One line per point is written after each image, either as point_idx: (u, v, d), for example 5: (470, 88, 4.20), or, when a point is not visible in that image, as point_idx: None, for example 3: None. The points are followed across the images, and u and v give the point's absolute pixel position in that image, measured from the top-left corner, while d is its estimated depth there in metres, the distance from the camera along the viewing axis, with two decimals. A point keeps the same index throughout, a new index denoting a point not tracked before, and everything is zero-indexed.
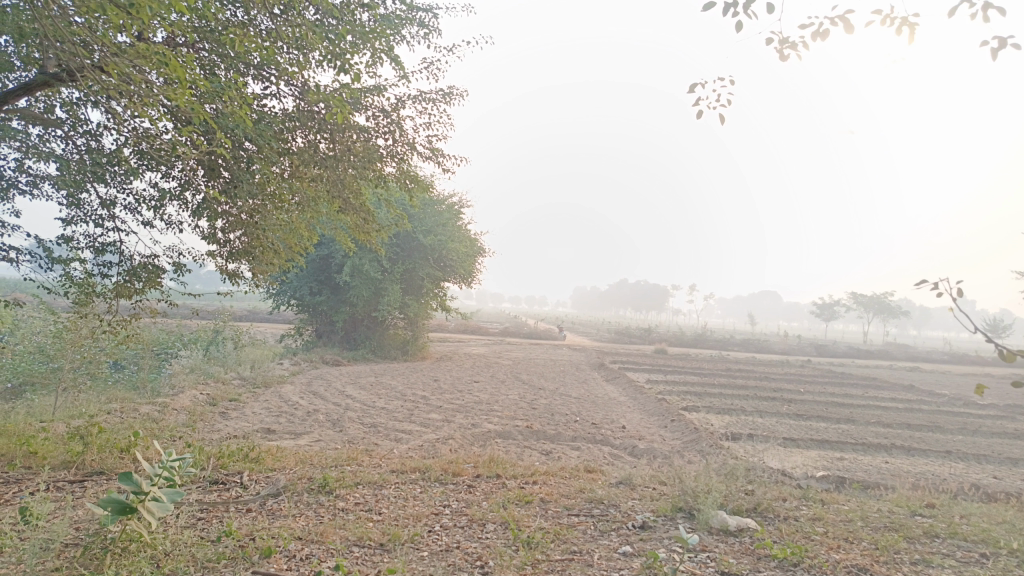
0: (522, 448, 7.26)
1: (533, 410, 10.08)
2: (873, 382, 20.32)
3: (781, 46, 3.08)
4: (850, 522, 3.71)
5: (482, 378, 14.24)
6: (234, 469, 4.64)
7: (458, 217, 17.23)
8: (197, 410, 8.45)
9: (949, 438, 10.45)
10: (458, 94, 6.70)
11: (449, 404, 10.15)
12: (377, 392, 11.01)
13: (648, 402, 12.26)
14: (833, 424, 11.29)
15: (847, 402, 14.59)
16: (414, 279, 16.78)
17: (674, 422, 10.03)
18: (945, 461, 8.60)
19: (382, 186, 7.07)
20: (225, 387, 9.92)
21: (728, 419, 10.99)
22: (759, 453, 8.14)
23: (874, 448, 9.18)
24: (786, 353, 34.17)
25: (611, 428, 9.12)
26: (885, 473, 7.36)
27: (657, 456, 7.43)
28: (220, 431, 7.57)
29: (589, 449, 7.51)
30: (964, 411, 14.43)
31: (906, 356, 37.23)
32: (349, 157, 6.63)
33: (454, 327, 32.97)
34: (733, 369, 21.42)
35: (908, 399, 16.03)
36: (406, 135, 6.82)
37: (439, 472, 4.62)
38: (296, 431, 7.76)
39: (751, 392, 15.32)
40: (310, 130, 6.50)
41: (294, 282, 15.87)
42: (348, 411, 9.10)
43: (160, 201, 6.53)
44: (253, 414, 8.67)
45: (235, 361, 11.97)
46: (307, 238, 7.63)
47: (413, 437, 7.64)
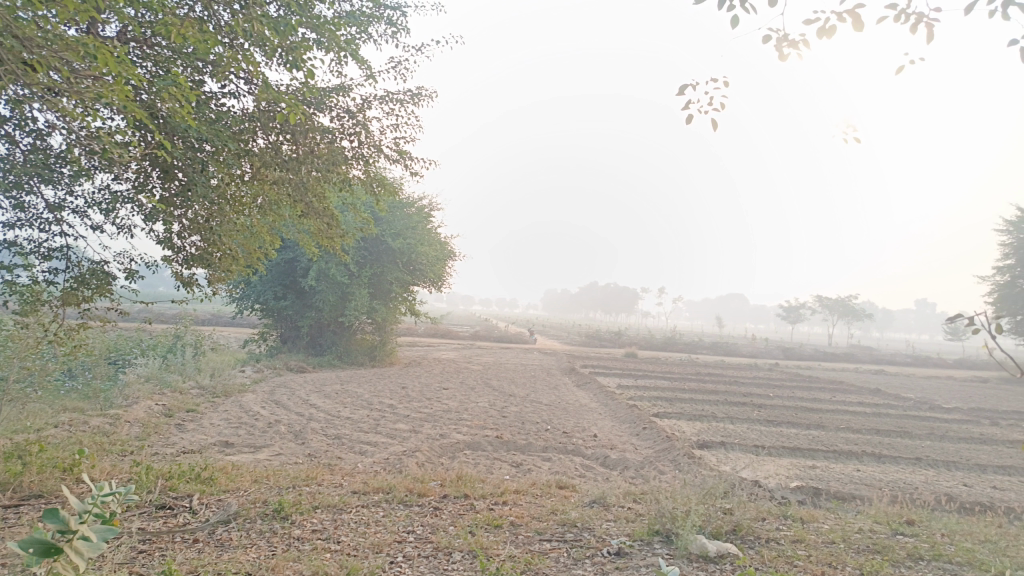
0: (492, 460, 7.05)
1: (502, 419, 9.87)
2: (839, 385, 20.51)
3: (779, 43, 2.89)
4: (833, 545, 3.56)
5: (451, 384, 13.99)
6: (183, 492, 4.35)
7: (427, 220, 16.94)
8: (151, 422, 8.08)
9: (918, 444, 10.48)
10: (427, 95, 6.49)
11: (417, 413, 9.89)
12: (343, 400, 10.70)
13: (619, 408, 12.14)
14: (804, 430, 11.26)
15: (816, 407, 14.63)
16: (382, 283, 16.47)
17: (646, 430, 9.89)
18: (916, 468, 8.59)
19: (346, 190, 6.81)
20: (184, 397, 9.55)
21: (699, 426, 10.91)
22: (732, 463, 8.03)
23: (846, 455, 9.13)
24: (754, 356, 34.49)
25: (582, 437, 8.95)
26: (859, 482, 7.29)
27: (630, 468, 7.27)
28: (175, 446, 7.23)
29: (560, 461, 7.32)
30: (930, 415, 14.55)
31: (870, 358, 37.79)
32: (312, 159, 6.36)
33: (424, 330, 32.68)
34: (703, 374, 21.44)
35: (875, 404, 16.15)
36: (372, 137, 6.58)
37: (403, 492, 4.38)
38: (255, 445, 7.45)
39: (722, 397, 15.28)
40: (271, 131, 6.22)
41: (259, 286, 15.46)
42: (311, 422, 8.80)
43: (112, 205, 6.20)
44: (211, 426, 8.33)
45: (195, 370, 11.56)
46: (268, 243, 7.33)
47: (379, 450, 7.38)
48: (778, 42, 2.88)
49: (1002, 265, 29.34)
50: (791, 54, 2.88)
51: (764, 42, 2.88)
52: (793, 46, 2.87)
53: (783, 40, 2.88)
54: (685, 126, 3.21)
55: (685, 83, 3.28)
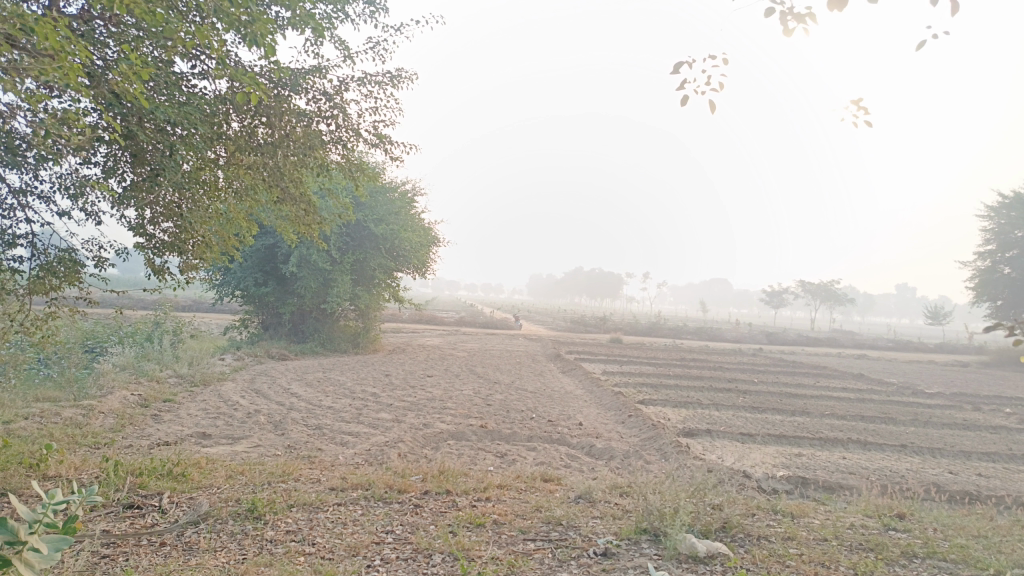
0: (476, 451, 6.92)
1: (487, 407, 9.75)
2: (823, 370, 20.61)
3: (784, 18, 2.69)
4: (824, 543, 3.47)
5: (435, 371, 13.84)
6: (153, 489, 4.17)
7: (411, 205, 16.69)
8: (126, 413, 7.87)
9: (902, 430, 10.48)
10: (407, 77, 6.30)
11: (400, 402, 9.74)
12: (325, 389, 10.52)
13: (605, 395, 12.07)
14: (789, 416, 11.23)
15: (800, 392, 14.65)
16: (365, 269, 16.24)
17: (632, 417, 9.80)
18: (901, 456, 8.58)
19: (324, 175, 6.60)
20: (160, 387, 9.32)
21: (685, 413, 10.86)
22: (718, 451, 7.96)
23: (831, 443, 9.11)
24: (737, 341, 34.64)
25: (568, 426, 8.85)
26: (845, 471, 7.25)
27: (616, 458, 7.18)
28: (150, 438, 7.03)
29: (545, 451, 7.21)
30: (913, 400, 14.61)
31: (852, 342, 38.11)
32: (287, 143, 6.13)
33: (408, 316, 32.50)
34: (688, 359, 21.43)
35: (859, 389, 16.21)
36: (349, 120, 6.38)
37: (382, 489, 4.24)
38: (233, 436, 7.27)
39: (707, 383, 15.25)
40: (246, 114, 5.99)
41: (239, 273, 15.16)
42: (291, 412, 8.62)
43: (80, 190, 5.95)
44: (188, 417, 8.13)
45: (173, 358, 11.32)
46: (245, 229, 7.10)
47: (360, 441, 7.23)
48: (782, 15, 2.68)
49: (984, 250, 29.53)
50: (796, 30, 2.67)
51: (767, 15, 2.66)
52: (799, 20, 2.65)
53: (787, 14, 2.67)
54: (678, 108, 3.02)
55: (679, 60, 3.07)
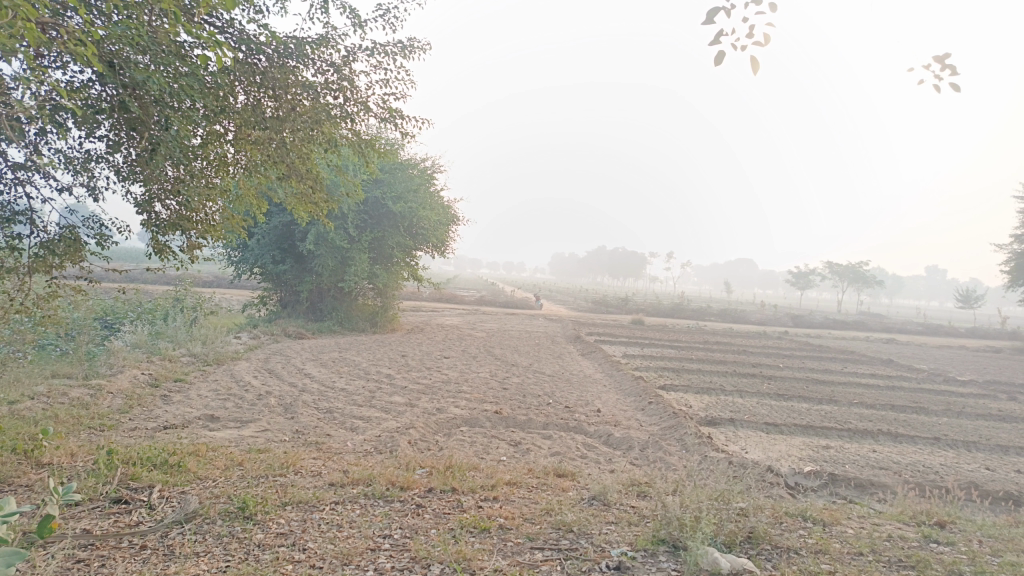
0: (489, 440, 6.69)
1: (503, 391, 9.51)
2: (850, 355, 20.10)
3: None
4: (860, 558, 3.18)
5: (452, 352, 13.61)
6: (145, 482, 3.99)
7: (430, 182, 16.41)
8: (135, 394, 7.74)
9: (934, 421, 10.06)
10: (419, 47, 5.98)
11: (415, 385, 9.53)
12: (339, 370, 10.34)
13: (625, 379, 11.78)
14: (816, 405, 10.84)
15: (827, 379, 14.23)
16: (383, 248, 16.05)
17: (652, 404, 9.49)
18: (934, 449, 8.20)
19: (334, 150, 6.31)
20: (172, 366, 9.19)
21: (707, 399, 10.55)
22: (741, 442, 7.65)
23: (862, 434, 8.74)
24: (761, 323, 34.13)
25: (585, 412, 8.57)
26: (876, 466, 6.90)
27: (634, 449, 6.90)
28: (157, 420, 6.89)
29: (560, 439, 6.96)
30: (945, 388, 14.11)
31: (880, 326, 37.30)
32: (294, 117, 5.87)
33: (428, 295, 32.45)
34: (711, 342, 20.98)
35: (887, 376, 15.74)
36: (359, 93, 6.07)
37: (384, 485, 4.01)
38: (241, 419, 7.12)
39: (730, 368, 14.85)
40: (252, 86, 5.75)
41: (256, 250, 15.01)
42: (303, 394, 8.44)
43: (84, 166, 5.76)
44: (198, 398, 8.00)
45: (188, 336, 11.23)
46: (253, 207, 6.87)
47: (371, 426, 7.02)
48: None
49: (1022, 233, 28.58)
50: None
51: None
52: None
53: None
54: (715, 62, 2.74)
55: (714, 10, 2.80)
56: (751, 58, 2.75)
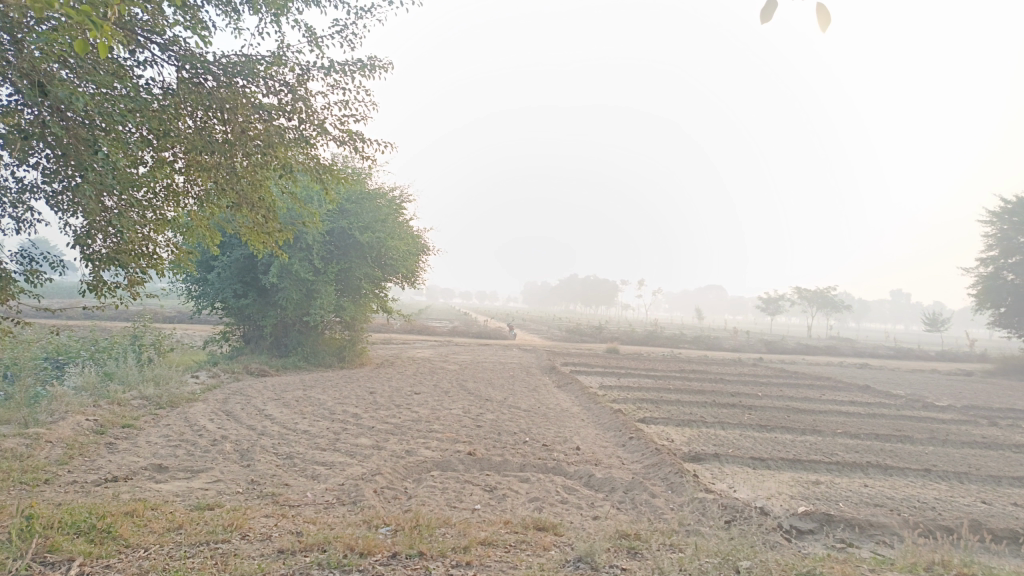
0: (462, 486, 6.21)
1: (477, 429, 9.02)
2: (828, 382, 19.94)
3: None
4: None
5: (423, 387, 13.09)
6: (64, 554, 3.45)
7: (399, 212, 16.02)
8: (77, 442, 7.12)
9: (921, 451, 9.80)
10: (382, 66, 5.63)
11: (383, 425, 8.99)
12: (302, 410, 9.76)
13: (603, 412, 11.37)
14: (799, 436, 10.52)
15: (808, 407, 13.96)
16: (350, 279, 15.54)
17: (633, 440, 9.06)
18: (927, 482, 7.91)
19: (289, 178, 5.82)
20: (121, 411, 8.55)
21: (689, 432, 10.17)
22: (729, 480, 7.28)
23: (851, 466, 8.43)
24: (736, 350, 34.09)
25: (564, 451, 8.12)
26: (871, 503, 6.57)
27: (617, 491, 6.47)
28: (98, 472, 6.29)
29: (539, 482, 6.53)
30: (925, 415, 13.91)
31: (852, 350, 37.49)
32: (244, 140, 5.42)
33: (400, 328, 31.81)
34: (687, 371, 20.71)
35: (867, 402, 15.52)
36: (316, 115, 5.64)
37: (341, 550, 3.53)
38: (192, 468, 6.56)
39: (710, 397, 14.53)
40: (201, 108, 5.35)
41: (217, 283, 14.39)
42: (262, 438, 7.87)
43: (18, 198, 5.25)
44: (147, 445, 7.39)
45: (141, 376, 10.56)
46: (206, 241, 6.37)
47: (334, 473, 6.50)
48: None
49: (987, 256, 28.97)
50: None
51: None
52: None
53: None
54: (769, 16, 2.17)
55: None
56: (817, 7, 2.11)
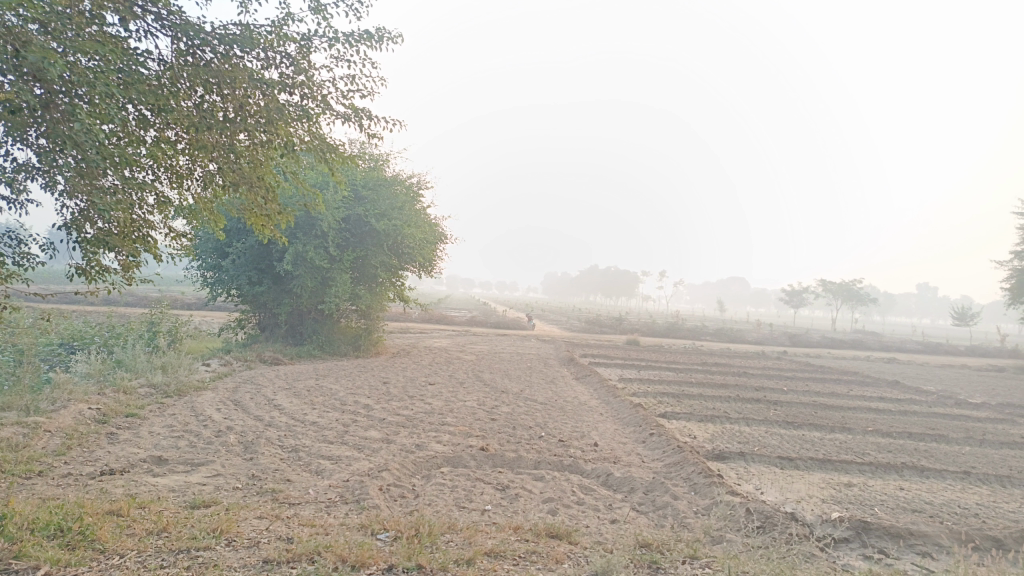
0: (473, 484, 5.88)
1: (491, 423, 8.68)
2: (855, 376, 19.37)
3: None
4: None
5: (438, 378, 12.79)
6: (32, 560, 3.17)
7: (415, 200, 15.70)
8: (77, 432, 6.90)
9: (957, 451, 9.31)
10: (391, 38, 5.29)
11: (394, 417, 8.69)
12: (312, 400, 9.49)
13: (623, 406, 11.00)
14: (828, 434, 10.07)
15: (836, 403, 13.47)
16: (366, 267, 15.27)
17: (654, 436, 8.67)
18: (966, 485, 7.45)
19: (291, 157, 5.47)
20: (126, 399, 8.35)
21: (712, 429, 9.77)
22: (755, 481, 6.88)
23: (886, 467, 7.99)
24: (759, 342, 33.51)
25: (581, 447, 7.77)
26: (908, 508, 6.14)
27: (636, 492, 6.11)
28: (95, 464, 6.05)
29: (553, 481, 6.18)
30: (959, 413, 13.36)
31: (878, 344, 36.68)
32: (243, 117, 5.10)
33: (418, 317, 31.66)
34: (709, 364, 20.22)
35: (897, 398, 14.99)
36: (320, 89, 5.30)
37: (331, 563, 3.22)
38: (193, 461, 6.30)
39: (733, 392, 14.07)
40: (198, 82, 5.03)
41: (231, 270, 14.15)
42: (268, 430, 7.60)
43: (10, 176, 4.97)
44: (150, 436, 7.16)
45: (150, 363, 10.35)
46: (209, 224, 6.06)
47: (339, 468, 6.21)
48: None
49: (1020, 249, 28.04)
50: None
51: None
52: None
53: None
54: None
55: None
56: None
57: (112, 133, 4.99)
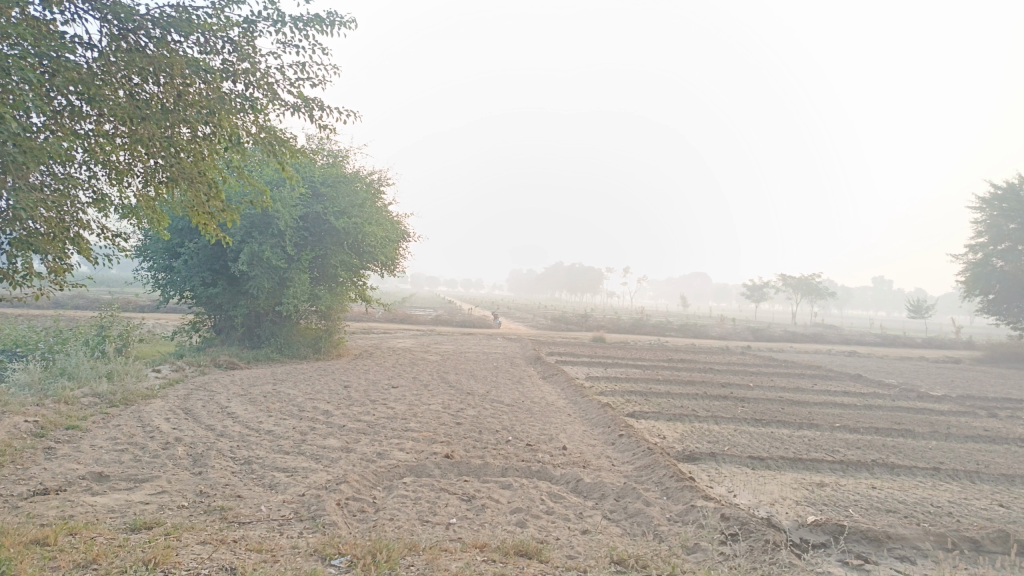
0: (437, 495, 5.59)
1: (455, 427, 8.39)
2: (818, 371, 19.54)
3: None
4: None
5: (402, 380, 12.44)
6: None
7: (376, 197, 15.31)
8: (10, 448, 6.41)
9: (924, 446, 9.31)
10: (341, 21, 5.01)
11: (355, 423, 8.35)
12: (269, 407, 9.09)
13: (591, 406, 10.81)
14: (796, 431, 10.00)
15: (803, 398, 13.48)
16: (326, 267, 14.83)
17: (623, 438, 8.47)
18: (936, 482, 7.40)
19: (237, 150, 5.10)
20: (67, 411, 7.85)
21: (681, 428, 9.63)
22: (727, 483, 6.73)
23: (856, 465, 7.92)
24: (723, 338, 33.78)
25: (549, 451, 7.53)
26: (883, 509, 6.03)
27: (607, 499, 5.89)
28: (28, 483, 5.59)
29: (521, 489, 5.92)
30: (922, 406, 13.48)
31: (839, 337, 37.24)
32: (183, 108, 4.71)
33: (382, 317, 31.19)
34: (674, 360, 20.18)
35: (862, 393, 15.08)
36: (266, 77, 4.95)
37: None
38: (137, 477, 5.89)
39: (700, 389, 13.98)
40: (133, 70, 4.62)
41: (183, 271, 13.59)
42: (220, 440, 7.20)
43: None
44: (91, 450, 6.70)
45: (95, 369, 9.80)
46: (151, 224, 5.64)
47: (296, 481, 5.86)
48: None
49: (975, 243, 28.65)
50: None
51: None
52: None
53: None
54: None
55: None
56: None
57: (40, 126, 4.58)
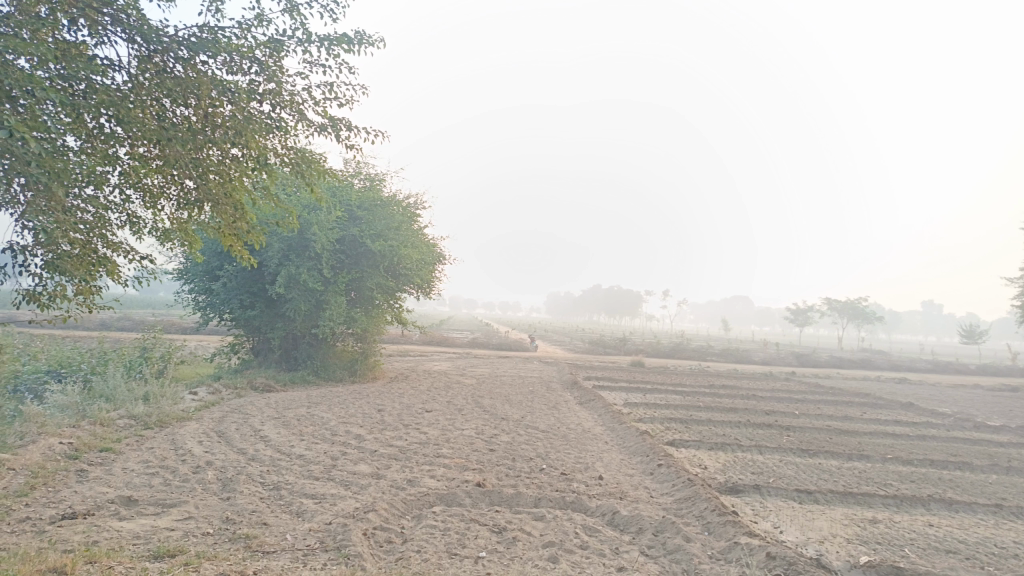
0: (467, 526, 5.39)
1: (488, 454, 8.18)
2: (867, 398, 18.81)
3: None
4: None
5: (436, 404, 12.28)
6: None
7: (412, 220, 15.32)
8: (44, 470, 6.42)
9: (984, 480, 8.77)
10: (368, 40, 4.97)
11: (386, 448, 8.20)
12: (302, 431, 9.01)
13: (628, 433, 10.49)
14: (845, 462, 9.52)
15: (852, 428, 12.91)
16: (362, 289, 14.85)
17: (662, 468, 8.14)
18: (1000, 520, 6.92)
19: (265, 172, 5.06)
20: (103, 433, 7.87)
21: (723, 458, 9.25)
22: (773, 518, 6.38)
23: (911, 500, 7.47)
24: (766, 363, 32.91)
25: (585, 481, 7.27)
26: (943, 549, 5.63)
27: (645, 533, 5.60)
28: (58, 507, 5.56)
29: (555, 521, 5.68)
30: (980, 437, 12.78)
31: (888, 363, 35.97)
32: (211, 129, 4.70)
33: (419, 340, 31.18)
34: (716, 386, 19.66)
35: (914, 422, 14.40)
36: (294, 97, 4.91)
37: None
38: (165, 502, 5.82)
39: (743, 416, 13.52)
40: (163, 91, 4.63)
41: (222, 294, 13.73)
42: (251, 465, 7.12)
43: None
44: (123, 473, 6.67)
45: (133, 391, 9.87)
46: (183, 247, 5.62)
47: (323, 509, 5.72)
48: None
49: None
50: None
51: None
52: None
53: None
54: None
55: None
56: None
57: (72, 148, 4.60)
